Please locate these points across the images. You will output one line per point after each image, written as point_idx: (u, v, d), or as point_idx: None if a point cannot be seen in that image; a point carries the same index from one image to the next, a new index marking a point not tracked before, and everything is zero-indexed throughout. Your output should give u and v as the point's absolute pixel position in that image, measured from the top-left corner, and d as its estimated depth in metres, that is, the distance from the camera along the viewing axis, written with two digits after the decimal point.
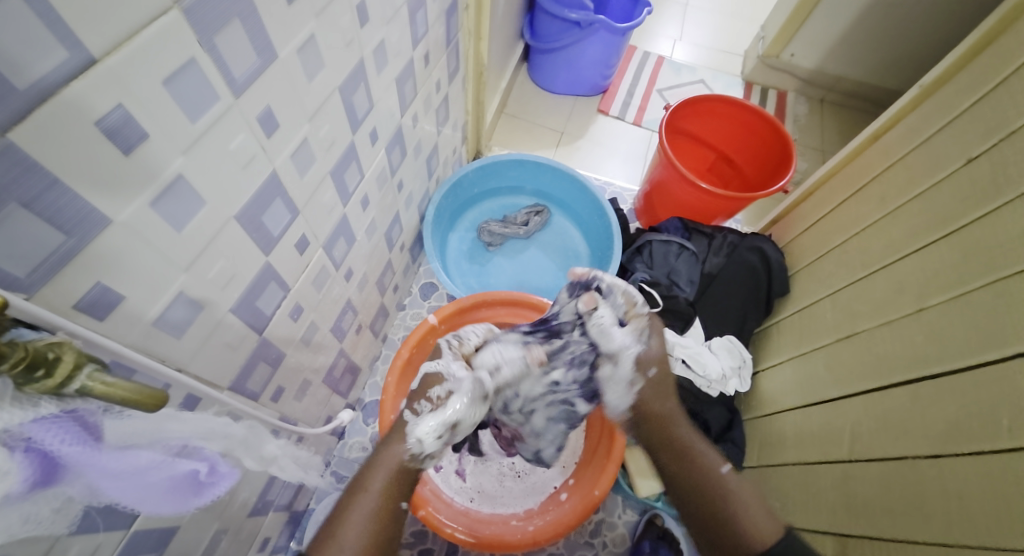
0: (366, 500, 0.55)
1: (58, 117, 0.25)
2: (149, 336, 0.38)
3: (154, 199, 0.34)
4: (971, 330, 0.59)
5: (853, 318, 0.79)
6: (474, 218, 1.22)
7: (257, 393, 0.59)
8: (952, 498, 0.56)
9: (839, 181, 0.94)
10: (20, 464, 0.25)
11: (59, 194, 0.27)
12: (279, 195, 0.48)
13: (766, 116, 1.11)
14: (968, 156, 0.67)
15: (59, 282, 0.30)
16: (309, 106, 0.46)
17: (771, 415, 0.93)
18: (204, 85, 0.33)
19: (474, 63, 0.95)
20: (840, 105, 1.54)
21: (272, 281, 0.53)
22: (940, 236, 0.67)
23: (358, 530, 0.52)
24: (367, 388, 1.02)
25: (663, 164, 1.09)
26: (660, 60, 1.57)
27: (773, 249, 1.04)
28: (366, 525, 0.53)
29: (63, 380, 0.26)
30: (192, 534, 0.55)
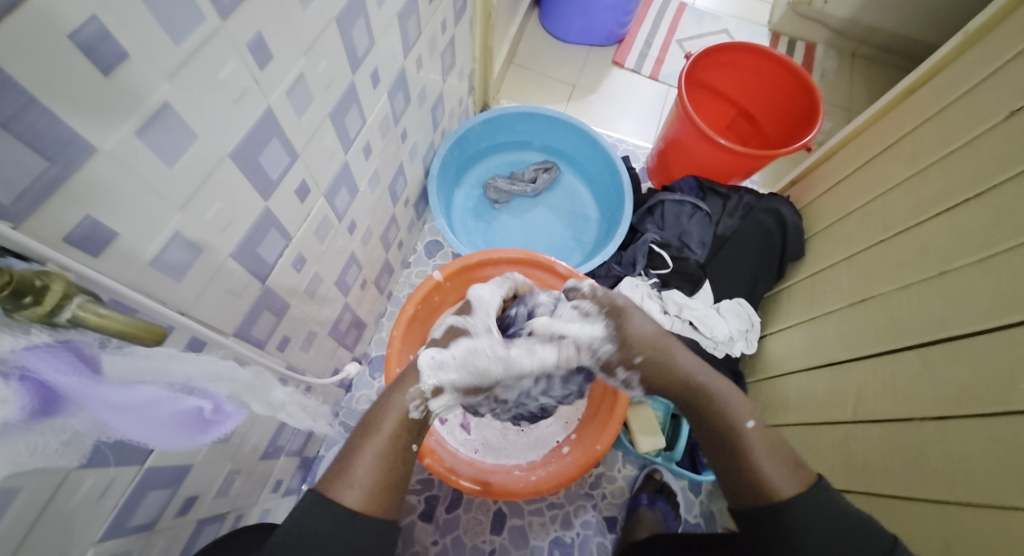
0: (378, 458, 0.54)
1: (27, 26, 0.23)
2: (147, 276, 0.38)
3: (141, 128, 0.32)
4: (994, 293, 0.57)
5: (870, 282, 0.77)
6: (481, 174, 1.19)
7: (263, 341, 0.59)
8: (954, 460, 0.55)
9: (869, 138, 0.89)
10: (18, 392, 0.25)
11: (38, 115, 0.26)
12: (276, 135, 0.46)
13: (793, 69, 1.05)
14: (1008, 110, 0.62)
15: (46, 212, 0.29)
16: (305, 38, 0.44)
17: (776, 378, 0.92)
18: (186, 3, 0.31)
19: (483, 3, 0.90)
20: (872, 58, 1.46)
21: (273, 228, 0.51)
22: (970, 196, 0.64)
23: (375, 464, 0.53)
24: (373, 343, 1.02)
25: (679, 120, 1.05)
26: (681, 9, 1.49)
27: (791, 211, 1.01)
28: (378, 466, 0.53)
29: (53, 308, 0.25)
30: (204, 475, 0.56)
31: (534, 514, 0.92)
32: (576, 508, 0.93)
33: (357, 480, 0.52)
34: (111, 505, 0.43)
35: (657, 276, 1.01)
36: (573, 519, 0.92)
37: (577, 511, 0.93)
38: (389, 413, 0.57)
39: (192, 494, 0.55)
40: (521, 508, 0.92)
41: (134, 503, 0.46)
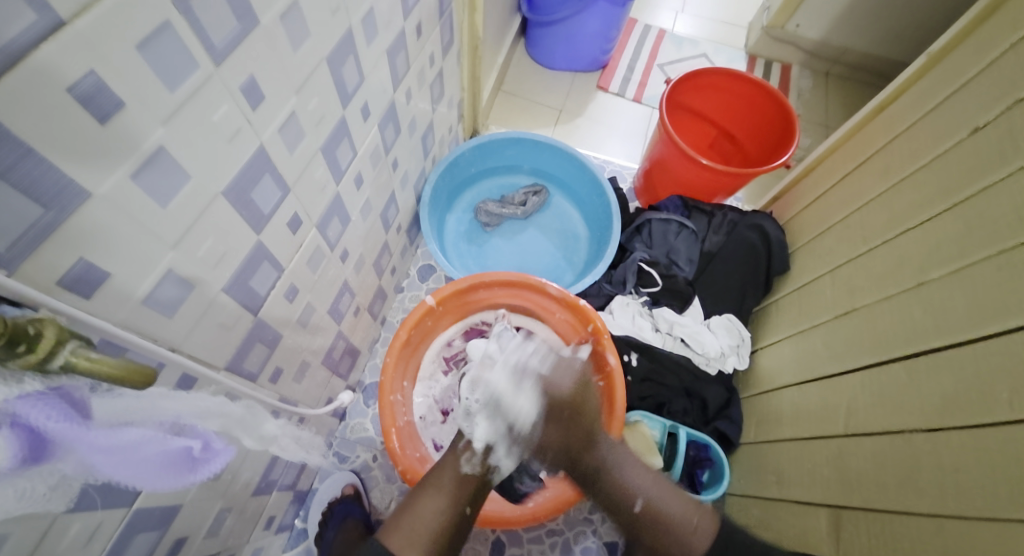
0: (428, 514, 0.61)
1: (27, 82, 0.24)
2: (139, 314, 0.38)
3: (135, 172, 0.33)
4: (973, 303, 0.58)
5: (853, 294, 0.78)
6: (471, 198, 1.21)
7: (255, 374, 0.59)
8: (947, 470, 0.55)
9: (843, 155, 0.92)
10: (8, 439, 0.25)
11: (35, 163, 0.27)
12: (269, 170, 0.47)
13: (769, 91, 1.08)
14: (973, 125, 0.65)
15: (40, 257, 0.29)
16: (296, 78, 0.45)
17: (769, 392, 0.92)
18: (181, 51, 0.32)
19: (469, 36, 0.93)
20: (845, 77, 1.51)
21: (265, 261, 0.52)
22: (944, 208, 0.66)
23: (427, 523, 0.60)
24: (367, 370, 1.02)
25: (663, 141, 1.07)
26: (661, 34, 1.54)
27: (774, 226, 1.02)
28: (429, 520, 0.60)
29: (45, 356, 0.25)
30: (195, 514, 0.55)
31: (533, 542, 0.91)
32: (576, 534, 0.92)
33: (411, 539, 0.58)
34: (99, 549, 0.42)
35: (648, 294, 1.02)
36: (572, 546, 0.91)
37: (577, 538, 0.92)
38: (446, 478, 0.66)
39: (182, 534, 0.54)
40: (520, 536, 0.91)
41: (122, 546, 0.45)
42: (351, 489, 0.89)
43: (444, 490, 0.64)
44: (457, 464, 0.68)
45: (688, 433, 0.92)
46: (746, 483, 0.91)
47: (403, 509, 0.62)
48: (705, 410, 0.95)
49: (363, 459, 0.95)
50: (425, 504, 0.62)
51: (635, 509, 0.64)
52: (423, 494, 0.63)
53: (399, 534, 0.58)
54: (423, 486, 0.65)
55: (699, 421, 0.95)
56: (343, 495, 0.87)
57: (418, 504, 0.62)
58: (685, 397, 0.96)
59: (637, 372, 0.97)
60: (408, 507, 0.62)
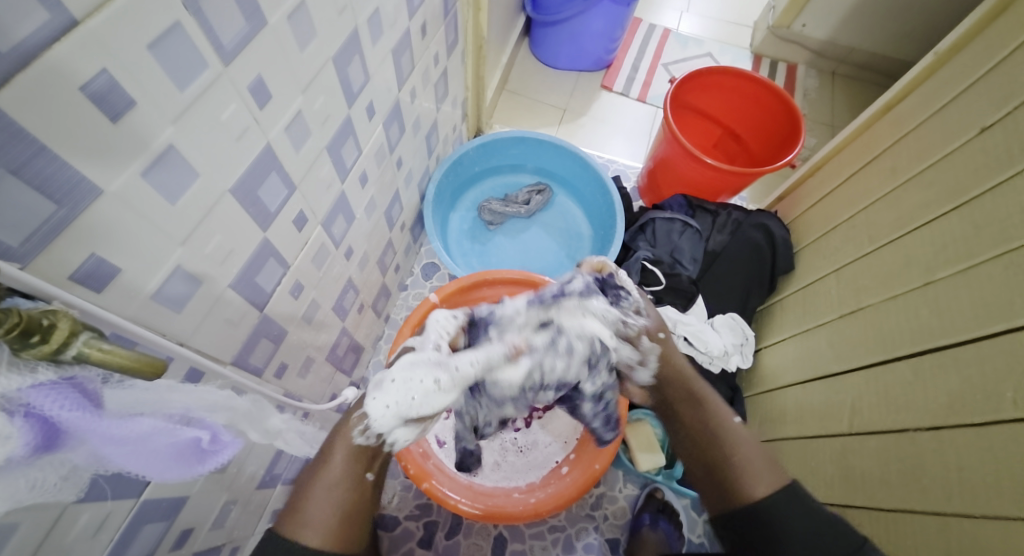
0: (330, 492, 0.51)
1: (41, 81, 0.25)
2: (148, 309, 0.38)
3: (145, 169, 0.33)
4: (979, 303, 0.58)
5: (859, 293, 0.78)
6: (475, 197, 1.21)
7: (260, 369, 0.59)
8: (952, 470, 0.56)
9: (850, 154, 0.92)
10: (20, 428, 0.26)
11: (48, 161, 0.27)
12: (275, 168, 0.47)
13: (774, 90, 1.08)
14: (981, 125, 0.65)
15: (52, 252, 0.30)
16: (303, 77, 0.46)
17: (772, 391, 0.93)
18: (190, 51, 0.33)
19: (474, 35, 0.93)
20: (852, 77, 1.51)
21: (271, 258, 0.53)
22: (951, 207, 0.66)
23: (327, 499, 0.51)
24: (370, 367, 1.02)
25: (667, 140, 1.07)
26: (666, 34, 1.54)
27: (779, 226, 1.03)
28: (336, 495, 0.51)
29: (58, 346, 0.25)
30: (200, 506, 0.56)
31: (535, 538, 0.91)
32: (579, 530, 0.92)
33: (309, 520, 0.49)
34: (107, 539, 0.43)
35: (651, 293, 1.02)
36: (574, 542, 0.91)
37: (579, 533, 0.92)
38: (337, 449, 0.53)
39: (188, 526, 0.55)
40: (522, 532, 0.91)
41: (130, 536, 0.45)
42: None
43: (338, 462, 0.53)
44: (350, 432, 0.54)
45: None
46: None
47: (302, 493, 0.51)
48: None
49: None
50: (324, 482, 0.52)
51: (737, 420, 0.63)
52: (316, 474, 0.52)
53: (291, 515, 0.49)
54: (315, 459, 0.54)
55: None
56: None
57: (315, 479, 0.52)
58: None
59: None
60: (309, 483, 0.52)
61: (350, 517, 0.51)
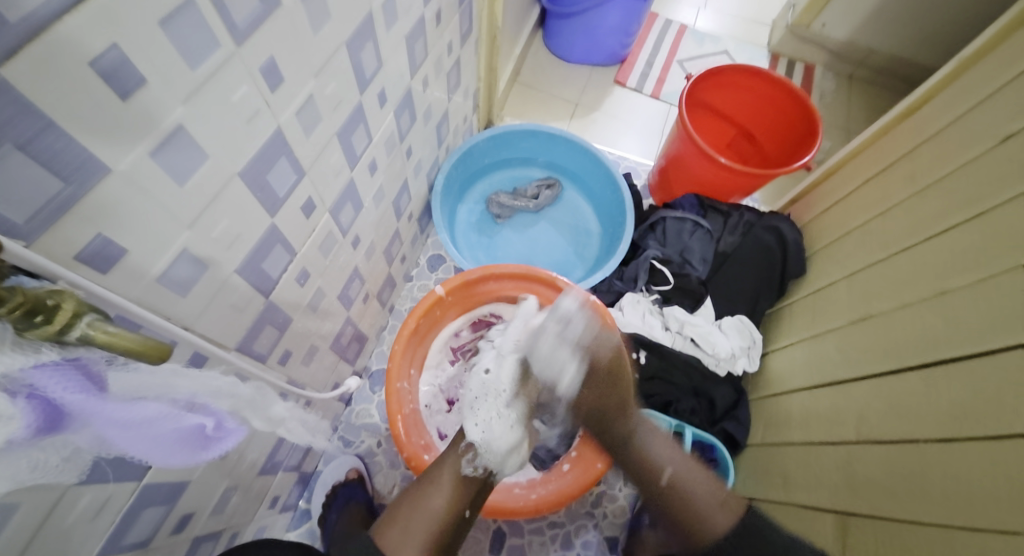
0: (428, 511, 0.61)
1: (49, 54, 0.24)
2: (153, 292, 0.38)
3: (154, 149, 0.33)
4: (994, 313, 0.57)
5: (871, 300, 0.77)
6: (484, 190, 1.20)
7: (265, 356, 0.59)
8: (958, 482, 0.54)
9: (869, 157, 0.90)
10: (23, 409, 0.25)
11: (55, 137, 0.27)
12: (285, 154, 0.47)
13: (792, 91, 1.07)
14: (1003, 133, 0.63)
15: (58, 231, 0.29)
16: (315, 61, 0.45)
17: (779, 396, 0.91)
18: (202, 29, 0.32)
19: (488, 25, 0.92)
20: (870, 80, 1.48)
21: (278, 244, 0.52)
22: (969, 216, 0.64)
23: (429, 518, 0.61)
24: (374, 357, 1.02)
25: (681, 138, 1.06)
26: (681, 30, 1.51)
27: (791, 229, 1.01)
28: (429, 521, 0.61)
29: (63, 328, 0.25)
30: (201, 492, 0.56)
31: (533, 534, 0.91)
32: (577, 528, 0.92)
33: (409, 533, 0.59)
34: (107, 522, 0.42)
35: (659, 293, 1.01)
36: (573, 539, 0.91)
37: (577, 531, 0.92)
38: (447, 475, 0.65)
39: (188, 511, 0.55)
40: (521, 528, 0.91)
41: (130, 520, 0.45)
42: (355, 473, 0.90)
43: (444, 488, 0.64)
44: (460, 463, 0.67)
45: (694, 433, 0.90)
46: (753, 484, 0.90)
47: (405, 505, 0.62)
48: (713, 410, 0.94)
49: (367, 445, 0.95)
50: (427, 499, 0.63)
51: (663, 480, 0.69)
52: (425, 489, 0.64)
53: (396, 531, 0.59)
54: (425, 480, 0.65)
55: (706, 422, 0.94)
56: (347, 479, 0.88)
57: (422, 501, 0.62)
58: (694, 397, 0.95)
59: (646, 370, 0.96)
60: (411, 502, 0.62)
61: (439, 538, 0.60)
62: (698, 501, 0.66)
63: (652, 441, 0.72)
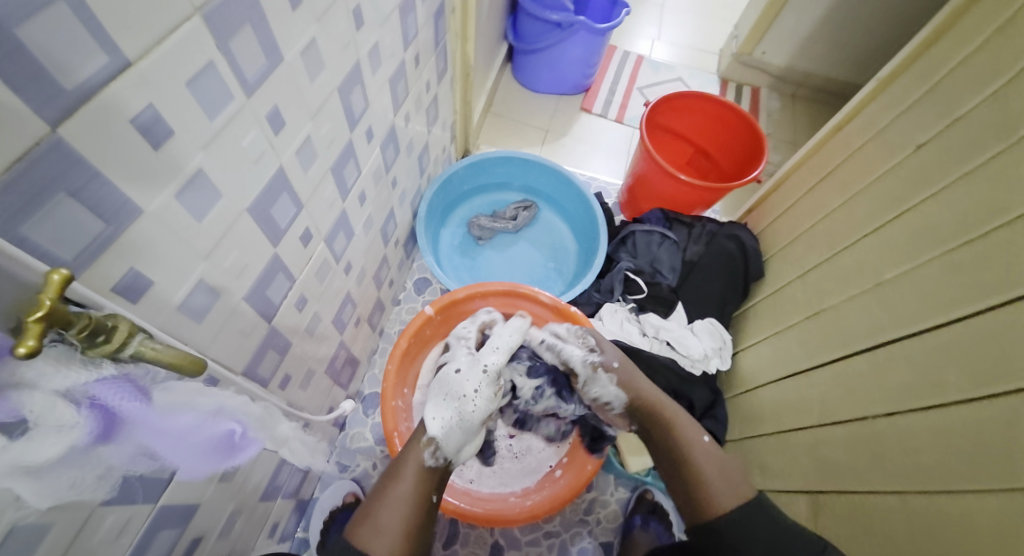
0: (397, 504, 0.62)
1: (97, 115, 0.29)
2: (174, 319, 0.42)
3: (178, 191, 0.37)
4: (921, 298, 0.65)
5: (821, 296, 0.85)
6: (464, 214, 1.26)
7: (267, 379, 0.62)
8: (909, 452, 0.61)
9: (810, 168, 0.99)
10: (85, 417, 0.30)
11: (100, 185, 0.31)
12: (285, 190, 0.51)
13: (741, 112, 1.17)
14: (917, 143, 0.73)
15: (99, 266, 0.33)
16: (312, 105, 0.50)
17: (750, 391, 0.98)
18: (220, 85, 0.37)
19: (461, 63, 0.99)
20: (813, 99, 1.61)
21: (279, 273, 0.56)
22: (893, 215, 0.73)
23: (396, 510, 0.61)
24: (366, 380, 1.05)
25: (645, 158, 1.14)
26: (640, 60, 1.63)
27: (750, 236, 1.10)
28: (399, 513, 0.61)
29: (119, 346, 0.29)
30: (210, 514, 0.58)
31: (531, 544, 0.94)
32: (573, 535, 0.95)
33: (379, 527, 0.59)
34: (127, 543, 0.45)
35: (635, 301, 1.08)
36: (569, 547, 0.94)
37: (573, 538, 0.95)
38: (408, 470, 0.65)
39: (198, 533, 0.56)
40: (518, 539, 0.94)
41: (147, 541, 0.47)
42: (353, 497, 0.92)
43: (409, 479, 0.65)
44: (421, 454, 0.67)
45: None
46: None
47: (373, 502, 0.62)
48: (693, 411, 0.99)
49: (363, 467, 0.97)
50: (393, 493, 0.63)
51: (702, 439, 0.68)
52: (390, 483, 0.64)
53: (365, 527, 0.59)
54: (390, 475, 0.65)
55: None
56: (345, 502, 0.90)
57: (387, 495, 0.63)
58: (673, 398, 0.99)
59: None
60: (380, 498, 0.63)
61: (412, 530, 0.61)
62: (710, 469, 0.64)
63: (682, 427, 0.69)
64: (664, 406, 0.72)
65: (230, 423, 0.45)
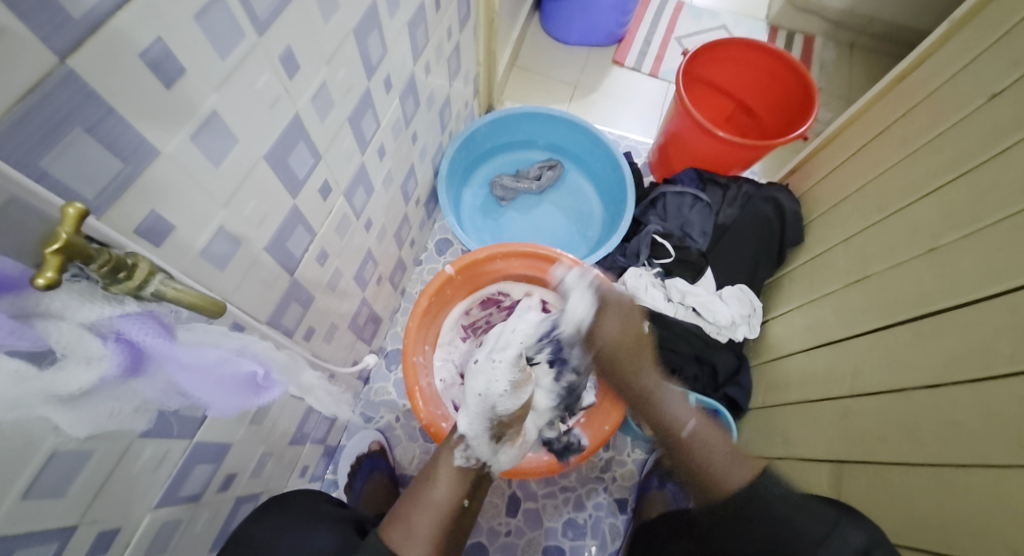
0: (428, 505, 0.61)
1: (106, 46, 0.28)
2: (196, 265, 0.42)
3: (194, 133, 0.36)
4: (980, 265, 0.60)
5: (866, 262, 0.80)
6: (487, 173, 1.24)
7: (291, 330, 0.63)
8: (947, 424, 0.58)
9: (864, 124, 0.92)
10: (112, 351, 0.30)
11: (116, 122, 0.30)
12: (302, 138, 0.50)
13: (788, 62, 1.08)
14: (990, 93, 0.66)
15: (121, 206, 0.33)
16: (327, 49, 0.48)
17: (778, 359, 0.95)
18: (230, 22, 0.35)
19: (486, 9, 0.94)
20: (868, 49, 1.49)
21: (300, 225, 0.56)
22: (957, 175, 0.67)
23: (431, 512, 0.60)
24: (389, 337, 1.06)
25: (678, 114, 1.08)
26: (677, 7, 1.52)
27: (789, 199, 1.04)
28: (436, 515, 0.60)
29: (140, 283, 0.29)
30: (241, 456, 0.60)
31: (547, 497, 0.96)
32: (587, 491, 0.97)
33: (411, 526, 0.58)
34: (165, 474, 0.47)
35: (660, 265, 1.04)
36: (585, 501, 0.96)
37: (588, 494, 0.97)
38: (444, 469, 0.66)
39: (230, 472, 0.59)
40: (535, 491, 0.96)
41: (183, 477, 0.50)
42: (377, 446, 0.94)
43: (442, 482, 0.64)
44: (453, 453, 0.67)
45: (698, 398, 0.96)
46: (754, 444, 0.94)
47: (408, 500, 0.62)
48: (715, 376, 0.98)
49: (387, 420, 1.00)
50: (428, 495, 0.62)
51: (686, 429, 0.67)
52: (425, 488, 0.63)
53: (397, 527, 0.57)
54: (425, 478, 0.65)
55: (710, 388, 0.98)
56: (369, 451, 0.93)
57: (421, 495, 0.62)
58: (696, 364, 0.98)
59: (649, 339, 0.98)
60: (415, 499, 0.62)
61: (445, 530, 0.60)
62: (712, 453, 0.63)
63: (669, 400, 0.70)
64: (647, 374, 0.73)
65: (254, 365, 0.45)
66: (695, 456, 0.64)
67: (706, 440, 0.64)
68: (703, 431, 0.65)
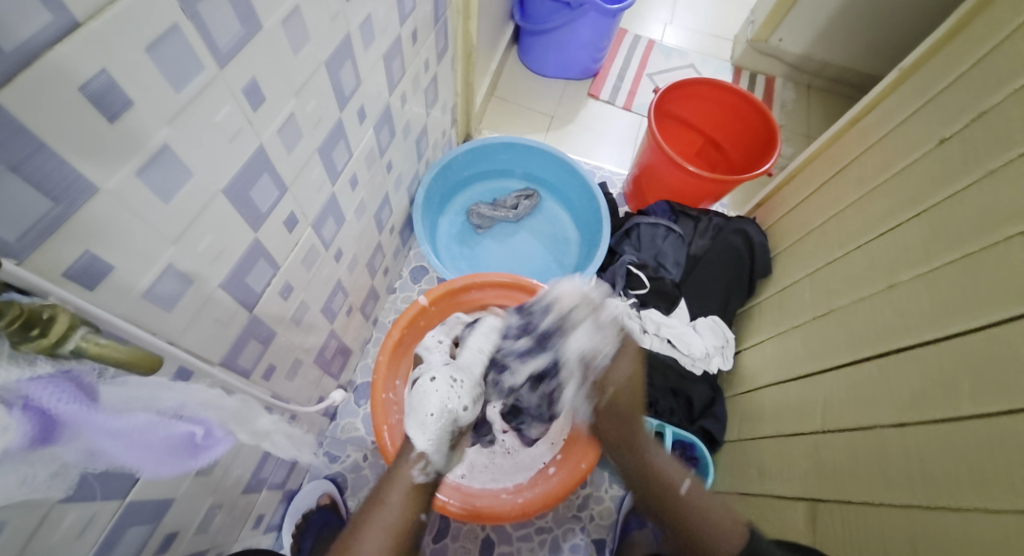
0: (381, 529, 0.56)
1: (41, 81, 0.25)
2: (138, 307, 0.39)
3: (140, 168, 0.34)
4: (937, 303, 0.61)
5: (829, 296, 0.81)
6: (463, 201, 1.22)
7: (248, 370, 0.59)
8: (913, 463, 0.58)
9: (823, 162, 0.95)
10: (19, 420, 0.27)
11: (46, 159, 0.28)
12: (267, 170, 0.48)
13: (753, 100, 1.11)
14: (939, 137, 0.68)
15: (48, 248, 0.30)
16: (295, 81, 0.47)
17: (751, 391, 0.95)
18: (188, 54, 0.33)
19: (463, 42, 0.95)
20: (827, 90, 1.56)
21: (261, 258, 0.53)
22: (911, 215, 0.69)
23: (380, 535, 0.56)
24: (358, 370, 1.02)
25: (652, 148, 1.10)
26: (650, 45, 1.57)
27: (755, 232, 1.07)
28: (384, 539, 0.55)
29: (58, 339, 0.26)
30: (186, 509, 0.55)
31: (523, 539, 0.92)
32: (565, 532, 0.93)
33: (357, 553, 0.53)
34: (91, 540, 0.42)
35: (636, 297, 1.04)
36: (561, 543, 0.92)
37: (565, 535, 0.93)
38: (398, 485, 0.60)
39: (173, 529, 0.54)
40: (509, 534, 0.92)
41: (115, 538, 0.45)
42: (328, 498, 0.88)
43: (397, 501, 0.59)
44: (410, 471, 0.62)
45: (675, 432, 0.93)
46: (730, 480, 0.93)
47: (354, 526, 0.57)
48: (691, 409, 0.97)
49: (353, 459, 0.95)
50: (378, 518, 0.57)
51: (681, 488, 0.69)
52: (374, 509, 0.58)
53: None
54: (374, 499, 0.59)
55: (685, 421, 0.97)
56: (320, 504, 0.87)
57: (371, 518, 0.57)
58: (671, 397, 0.97)
59: None
60: (363, 521, 0.57)
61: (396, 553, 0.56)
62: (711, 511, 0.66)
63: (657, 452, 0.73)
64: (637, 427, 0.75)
65: (191, 426, 0.42)
66: (696, 514, 0.66)
67: (700, 500, 0.67)
68: (700, 494, 0.68)
